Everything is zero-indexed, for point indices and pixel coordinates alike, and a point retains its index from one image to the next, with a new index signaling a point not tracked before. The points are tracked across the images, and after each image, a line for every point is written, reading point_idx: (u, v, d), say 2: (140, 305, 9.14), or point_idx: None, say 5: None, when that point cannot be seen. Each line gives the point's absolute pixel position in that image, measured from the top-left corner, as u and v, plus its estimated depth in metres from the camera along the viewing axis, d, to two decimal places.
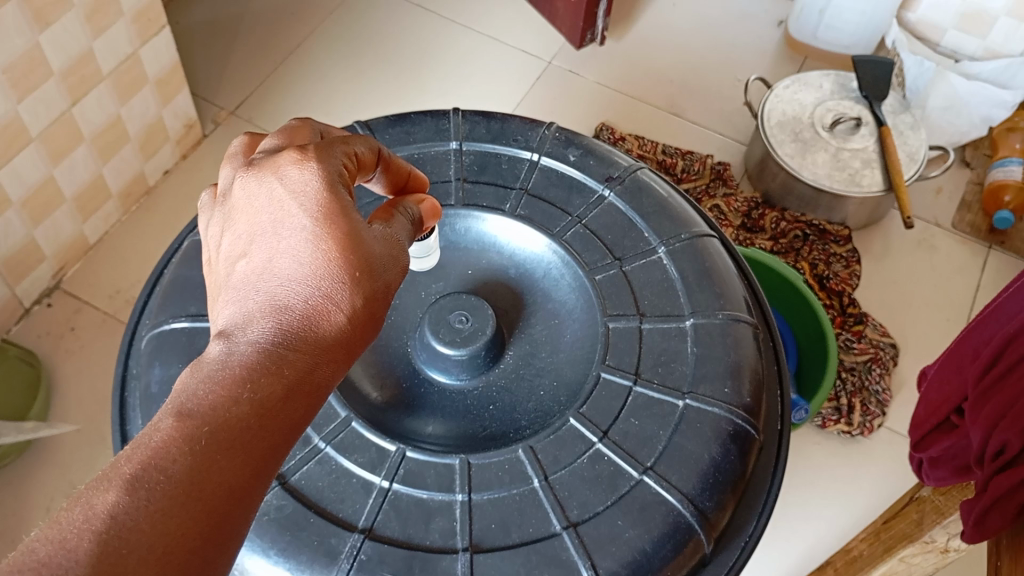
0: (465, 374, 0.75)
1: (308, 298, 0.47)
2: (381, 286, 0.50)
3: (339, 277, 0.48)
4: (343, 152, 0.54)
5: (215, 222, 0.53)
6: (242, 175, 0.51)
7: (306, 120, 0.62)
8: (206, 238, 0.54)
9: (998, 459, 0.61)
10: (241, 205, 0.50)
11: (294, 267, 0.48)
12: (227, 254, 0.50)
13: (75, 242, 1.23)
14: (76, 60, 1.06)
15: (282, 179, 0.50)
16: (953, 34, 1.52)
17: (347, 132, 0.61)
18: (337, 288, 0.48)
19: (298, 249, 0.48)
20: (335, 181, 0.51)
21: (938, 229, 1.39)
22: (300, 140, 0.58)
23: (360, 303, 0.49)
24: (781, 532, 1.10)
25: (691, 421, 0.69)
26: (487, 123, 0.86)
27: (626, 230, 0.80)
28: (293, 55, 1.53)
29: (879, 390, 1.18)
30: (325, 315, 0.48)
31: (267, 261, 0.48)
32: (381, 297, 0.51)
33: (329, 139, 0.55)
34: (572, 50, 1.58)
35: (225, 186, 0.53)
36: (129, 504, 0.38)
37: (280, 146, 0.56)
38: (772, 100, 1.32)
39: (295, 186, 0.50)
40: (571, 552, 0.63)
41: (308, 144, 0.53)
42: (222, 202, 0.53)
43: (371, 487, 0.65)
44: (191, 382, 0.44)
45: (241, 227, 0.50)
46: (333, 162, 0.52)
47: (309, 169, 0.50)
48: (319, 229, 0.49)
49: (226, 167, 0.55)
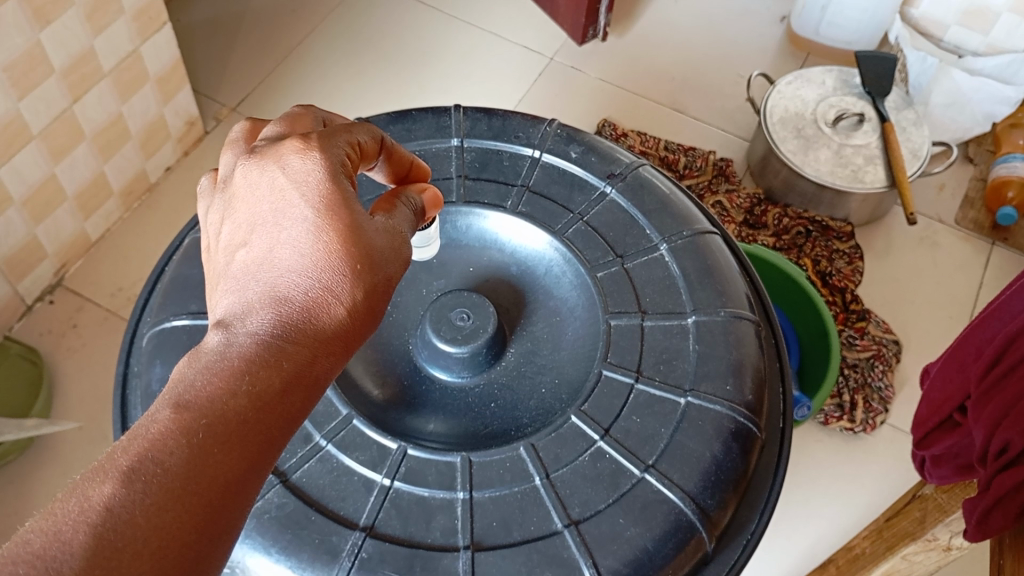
0: (466, 372, 0.75)
1: (308, 290, 0.47)
2: (382, 279, 0.50)
3: (340, 270, 0.48)
4: (346, 141, 0.54)
5: (215, 210, 0.52)
6: (243, 162, 0.51)
7: (308, 108, 0.62)
8: (205, 225, 0.54)
9: (1000, 458, 0.61)
10: (241, 192, 0.50)
11: (294, 258, 0.48)
12: (227, 243, 0.50)
13: (76, 240, 1.22)
14: (77, 57, 1.06)
15: (284, 168, 0.50)
16: (955, 30, 1.51)
17: (349, 121, 0.60)
18: (337, 280, 0.48)
19: (299, 241, 0.48)
20: (337, 172, 0.51)
21: (942, 226, 1.38)
22: (302, 129, 0.58)
23: (359, 296, 0.49)
24: (782, 529, 1.10)
25: (693, 419, 0.69)
26: (488, 120, 0.86)
27: (628, 226, 0.80)
28: (294, 52, 1.53)
29: (881, 387, 1.18)
30: (325, 307, 0.47)
31: (267, 251, 0.48)
32: (382, 290, 0.50)
33: (331, 128, 0.55)
34: (574, 46, 1.57)
35: (225, 173, 0.53)
36: (125, 497, 0.38)
37: (281, 134, 0.55)
38: (775, 96, 1.32)
39: (296, 175, 0.50)
40: (572, 550, 0.63)
41: (310, 133, 0.53)
42: (222, 189, 0.53)
43: (372, 485, 0.65)
44: (189, 372, 0.44)
45: (240, 216, 0.50)
46: (335, 152, 0.52)
47: (311, 159, 0.50)
48: (321, 220, 0.48)
49: (227, 154, 0.55)
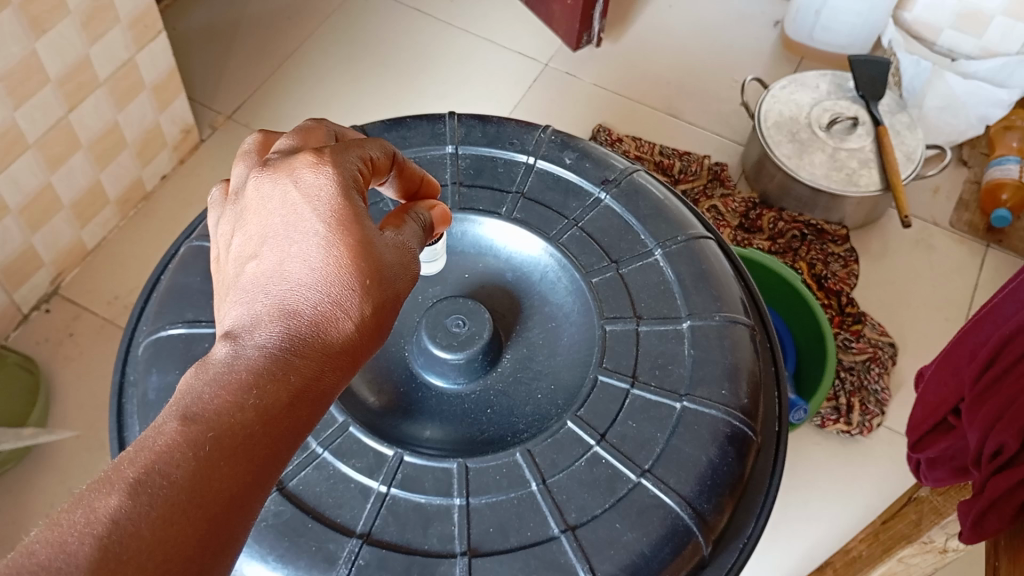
0: (462, 378, 0.75)
1: (317, 304, 0.47)
2: (390, 294, 0.51)
3: (349, 284, 0.48)
4: (358, 156, 0.54)
5: (226, 220, 0.53)
6: (255, 175, 0.52)
7: (321, 121, 0.62)
8: (215, 235, 0.54)
9: (995, 460, 0.61)
10: (254, 205, 0.51)
11: (304, 272, 0.48)
12: (237, 254, 0.50)
13: (74, 247, 1.23)
14: (73, 66, 1.06)
15: (297, 182, 0.50)
16: (949, 33, 1.53)
17: (361, 135, 0.61)
18: (346, 295, 0.48)
19: (309, 254, 0.48)
20: (349, 187, 0.51)
21: (937, 228, 1.39)
22: (314, 142, 0.58)
23: (368, 311, 0.49)
24: (781, 532, 1.10)
25: (689, 423, 0.69)
26: (483, 127, 0.86)
27: (623, 233, 0.80)
28: (290, 59, 1.53)
29: (878, 389, 1.18)
30: (333, 322, 0.48)
31: (277, 264, 0.48)
32: (390, 305, 0.51)
33: (344, 143, 0.55)
34: (569, 51, 1.58)
35: (238, 184, 0.54)
36: (130, 509, 0.38)
37: (294, 146, 0.56)
38: (769, 101, 1.32)
39: (310, 190, 0.50)
40: (569, 555, 0.63)
41: (323, 147, 0.53)
42: (234, 200, 0.53)
43: (369, 492, 0.65)
44: (197, 384, 0.44)
45: (252, 228, 0.50)
46: (347, 166, 0.52)
47: (324, 174, 0.50)
48: (332, 235, 0.49)
49: (239, 166, 0.55)
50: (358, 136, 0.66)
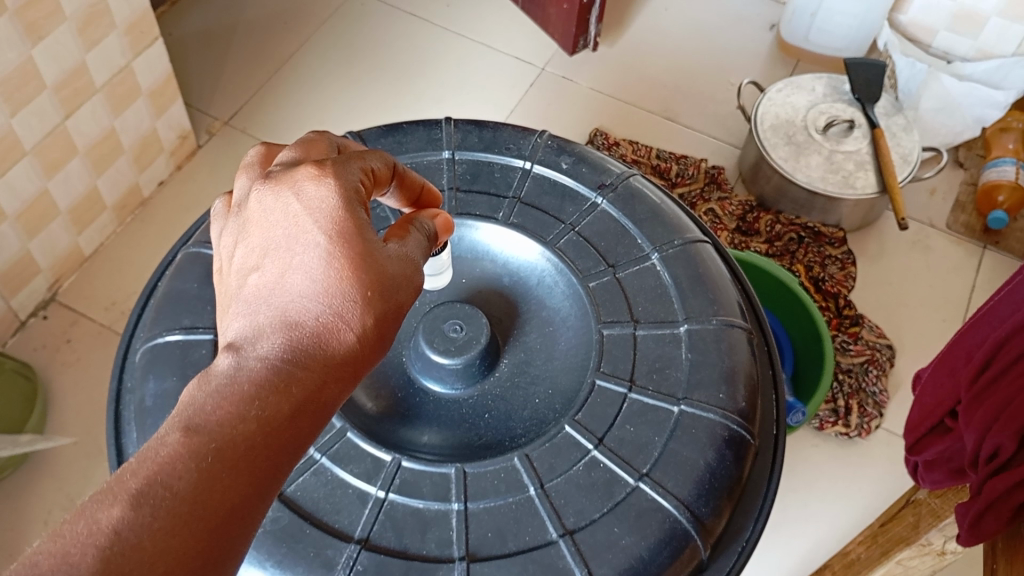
0: (459, 383, 0.75)
1: (318, 315, 0.47)
2: (393, 306, 0.50)
3: (350, 296, 0.48)
4: (359, 168, 0.54)
5: (228, 232, 0.53)
6: (257, 188, 0.52)
7: (322, 134, 0.62)
8: (217, 247, 0.54)
9: (992, 462, 0.62)
10: (256, 217, 0.51)
11: (306, 283, 0.48)
12: (239, 267, 0.50)
13: (70, 253, 1.23)
14: (70, 72, 1.06)
15: (299, 195, 0.50)
16: (945, 35, 1.53)
17: (361, 147, 0.61)
18: (348, 306, 0.48)
19: (311, 266, 0.48)
20: (351, 198, 0.51)
21: (934, 229, 1.39)
22: (316, 155, 0.58)
23: (370, 322, 0.49)
24: (780, 533, 1.10)
25: (687, 427, 0.69)
26: (479, 132, 0.86)
27: (620, 236, 0.80)
28: (287, 64, 1.54)
29: (876, 391, 1.19)
30: (335, 333, 0.47)
31: (279, 276, 0.48)
32: (393, 316, 0.50)
33: (344, 155, 0.55)
34: (565, 55, 1.58)
35: (240, 196, 0.54)
36: (133, 520, 0.38)
37: (297, 158, 0.56)
38: (766, 103, 1.32)
39: (311, 202, 0.50)
40: (567, 560, 0.63)
41: (324, 159, 0.53)
42: (236, 212, 0.53)
43: (367, 497, 0.65)
44: (199, 395, 0.44)
45: (254, 241, 0.50)
46: (348, 178, 0.52)
47: (325, 186, 0.50)
48: (333, 247, 0.49)
49: (242, 178, 0.55)
50: (358, 147, 0.66)
